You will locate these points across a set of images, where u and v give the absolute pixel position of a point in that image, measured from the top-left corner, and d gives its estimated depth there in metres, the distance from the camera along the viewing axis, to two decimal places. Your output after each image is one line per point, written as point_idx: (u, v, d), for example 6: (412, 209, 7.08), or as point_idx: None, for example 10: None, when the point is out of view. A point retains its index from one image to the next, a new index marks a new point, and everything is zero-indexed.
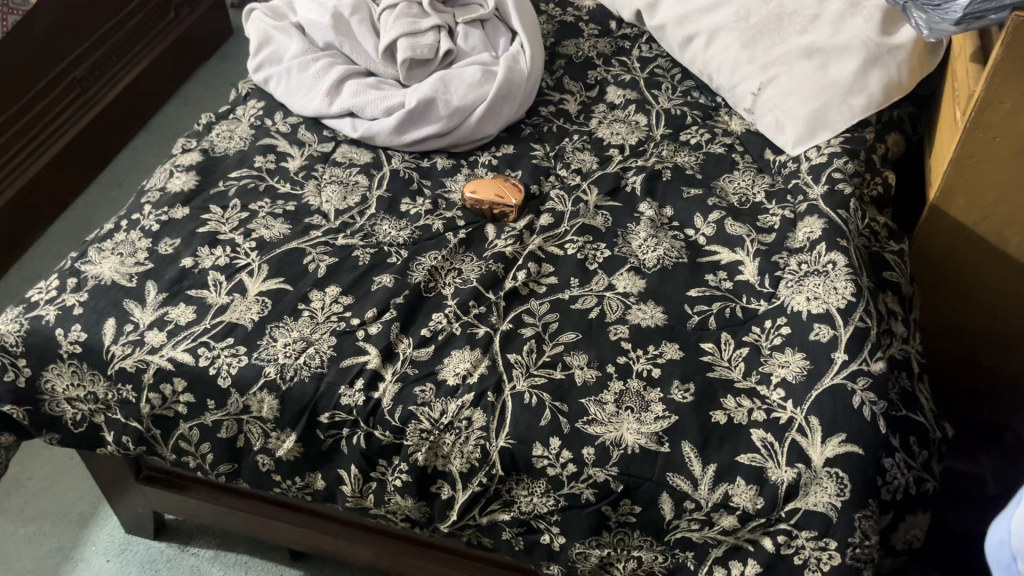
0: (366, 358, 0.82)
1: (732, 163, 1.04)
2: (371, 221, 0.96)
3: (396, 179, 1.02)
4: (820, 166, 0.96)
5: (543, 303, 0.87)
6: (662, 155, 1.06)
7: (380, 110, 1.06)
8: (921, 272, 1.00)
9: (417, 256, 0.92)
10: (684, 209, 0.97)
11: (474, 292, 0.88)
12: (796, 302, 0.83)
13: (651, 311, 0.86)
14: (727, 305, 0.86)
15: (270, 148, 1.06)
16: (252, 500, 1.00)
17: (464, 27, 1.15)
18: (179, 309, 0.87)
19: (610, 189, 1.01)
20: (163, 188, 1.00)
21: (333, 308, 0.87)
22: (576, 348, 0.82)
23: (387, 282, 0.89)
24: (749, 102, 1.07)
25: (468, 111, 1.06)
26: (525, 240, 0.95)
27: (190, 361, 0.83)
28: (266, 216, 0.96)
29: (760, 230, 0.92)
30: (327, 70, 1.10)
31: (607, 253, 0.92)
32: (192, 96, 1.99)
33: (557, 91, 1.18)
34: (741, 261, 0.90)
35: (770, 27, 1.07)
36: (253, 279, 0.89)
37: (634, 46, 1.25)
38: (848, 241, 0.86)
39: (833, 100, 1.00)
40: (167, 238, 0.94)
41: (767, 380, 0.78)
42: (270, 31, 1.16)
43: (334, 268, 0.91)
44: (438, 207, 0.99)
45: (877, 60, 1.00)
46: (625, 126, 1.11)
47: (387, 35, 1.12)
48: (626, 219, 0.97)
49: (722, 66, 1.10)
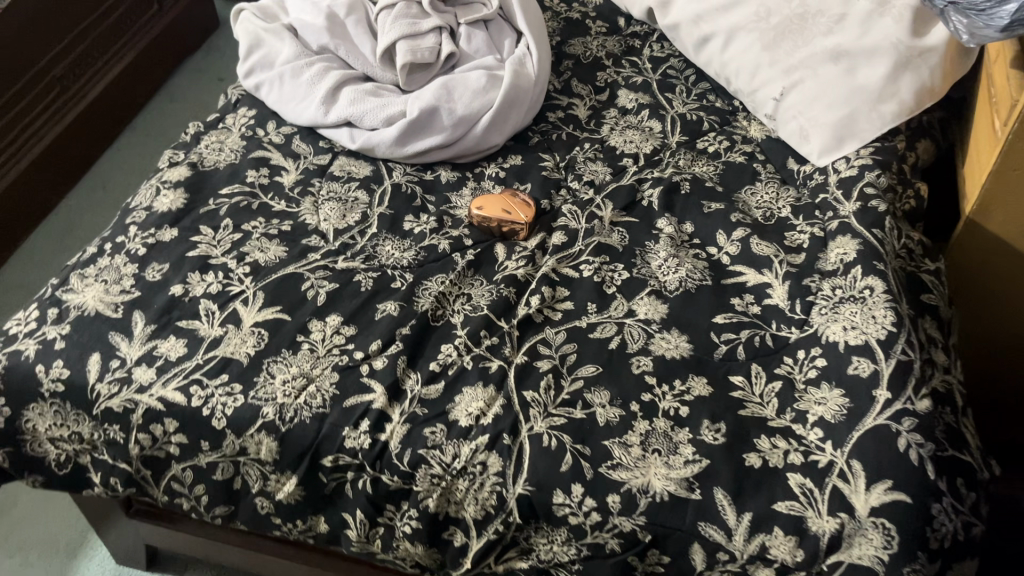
0: (371, 397, 0.76)
1: (754, 173, 0.98)
2: (373, 241, 0.90)
3: (398, 195, 0.96)
4: (850, 180, 0.90)
5: (559, 331, 0.81)
6: (679, 165, 1.00)
7: (380, 120, 0.99)
8: (956, 289, 0.95)
9: (423, 280, 0.86)
10: (706, 225, 0.92)
11: (485, 320, 0.82)
12: (831, 332, 0.78)
13: (675, 340, 0.80)
14: (756, 333, 0.80)
15: (263, 161, 1.00)
16: (255, 539, 0.93)
17: (466, 28, 1.09)
18: (168, 342, 0.81)
19: (625, 203, 0.95)
20: (149, 207, 0.94)
21: (334, 340, 0.81)
22: (597, 384, 0.76)
23: (392, 310, 0.83)
24: (771, 108, 1.01)
25: (473, 120, 0.99)
26: (537, 261, 0.89)
27: (183, 401, 0.78)
28: (261, 237, 0.90)
29: (788, 249, 0.87)
30: (322, 75, 1.04)
31: (625, 274, 0.87)
32: (178, 92, 1.91)
33: (566, 95, 1.12)
34: (769, 284, 0.84)
35: (792, 27, 1.01)
36: (248, 309, 0.83)
37: (645, 45, 1.19)
38: (885, 264, 0.80)
39: (862, 107, 0.94)
40: (154, 263, 0.87)
41: (803, 419, 0.73)
42: (260, 34, 1.09)
43: (334, 295, 0.85)
44: (444, 225, 0.93)
45: (908, 64, 0.94)
46: (639, 133, 1.05)
47: (384, 37, 1.05)
48: (643, 236, 0.91)
49: (742, 70, 1.04)
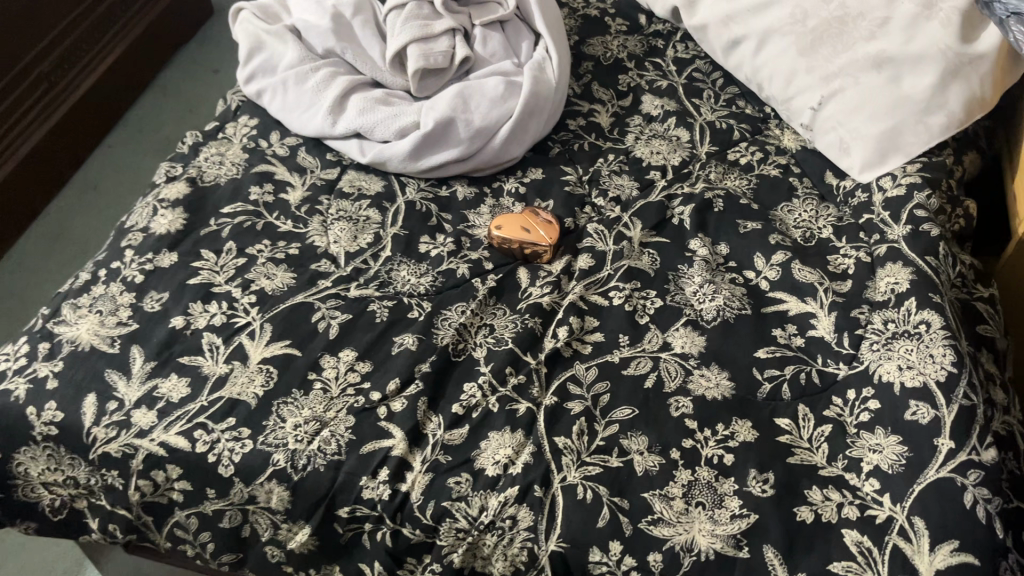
0: (390, 443, 0.71)
1: (790, 189, 0.92)
2: (388, 265, 0.85)
3: (413, 213, 0.90)
4: (898, 200, 0.84)
5: (590, 367, 0.76)
6: (710, 178, 0.94)
7: (391, 132, 0.93)
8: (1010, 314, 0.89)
9: (441, 310, 0.81)
10: (742, 247, 0.86)
11: (510, 356, 0.76)
12: (884, 371, 0.72)
13: (715, 378, 0.75)
14: (802, 369, 0.75)
15: (267, 176, 0.93)
16: None
17: (482, 30, 1.02)
18: (170, 382, 0.75)
19: (655, 221, 0.89)
20: (146, 227, 0.87)
21: (348, 378, 0.75)
22: (633, 428, 0.71)
23: (410, 344, 0.77)
24: (807, 117, 0.95)
25: (490, 132, 0.93)
26: (564, 287, 0.83)
27: (186, 446, 0.72)
28: (267, 262, 0.84)
29: (833, 275, 0.81)
30: (329, 82, 0.98)
31: (658, 302, 0.81)
32: (171, 86, 1.83)
33: (586, 100, 1.06)
34: (813, 314, 0.79)
35: (831, 30, 0.95)
36: (255, 343, 0.77)
37: (668, 45, 1.12)
38: (941, 296, 0.74)
39: (908, 119, 0.88)
40: (153, 292, 0.81)
41: (857, 468, 0.68)
42: (262, 36, 1.03)
43: (347, 326, 0.79)
44: (462, 248, 0.87)
45: (958, 72, 0.88)
46: (665, 143, 0.99)
47: (395, 40, 0.99)
48: (675, 258, 0.86)
49: (776, 76, 0.98)
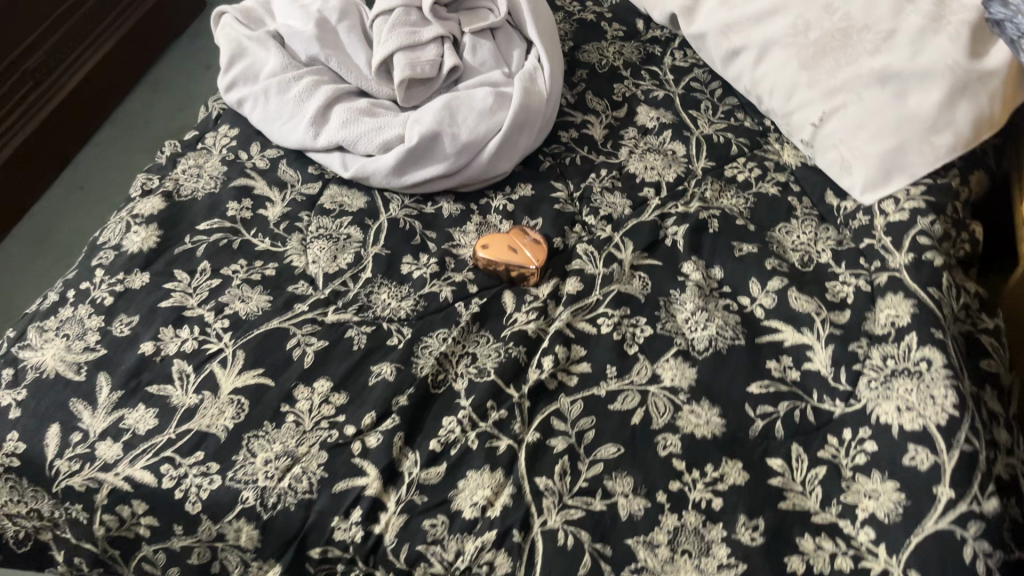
0: (364, 482, 0.68)
1: (789, 209, 0.89)
2: (367, 287, 0.81)
3: (395, 231, 0.87)
4: (900, 225, 0.80)
5: (575, 401, 0.73)
6: (706, 196, 0.91)
7: (375, 146, 0.90)
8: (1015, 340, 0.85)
9: (421, 337, 0.77)
10: (737, 271, 0.82)
11: (491, 388, 0.73)
12: (882, 411, 0.69)
13: (706, 415, 0.71)
14: (796, 406, 0.72)
15: (245, 191, 0.90)
16: None
17: (471, 38, 0.98)
18: (136, 413, 0.72)
19: (647, 242, 0.86)
20: (119, 245, 0.84)
21: (323, 411, 0.72)
22: (619, 468, 0.68)
23: (387, 374, 0.74)
24: (808, 134, 0.92)
25: (477, 147, 0.90)
26: (550, 313, 0.80)
27: (152, 481, 0.69)
28: (242, 283, 0.81)
29: (831, 304, 0.78)
30: (311, 91, 0.94)
31: (648, 331, 0.78)
32: (161, 81, 1.79)
33: (580, 110, 1.02)
34: (809, 346, 0.75)
35: (834, 43, 0.90)
36: (226, 372, 0.74)
37: (666, 53, 1.09)
38: (944, 331, 0.70)
39: (913, 138, 0.84)
40: (122, 315, 0.78)
41: (851, 515, 0.65)
42: (244, 42, 0.99)
43: (323, 354, 0.76)
44: (446, 269, 0.84)
45: (966, 90, 0.83)
46: (660, 158, 0.95)
47: (381, 48, 0.96)
48: (667, 283, 0.82)
49: (776, 89, 0.94)
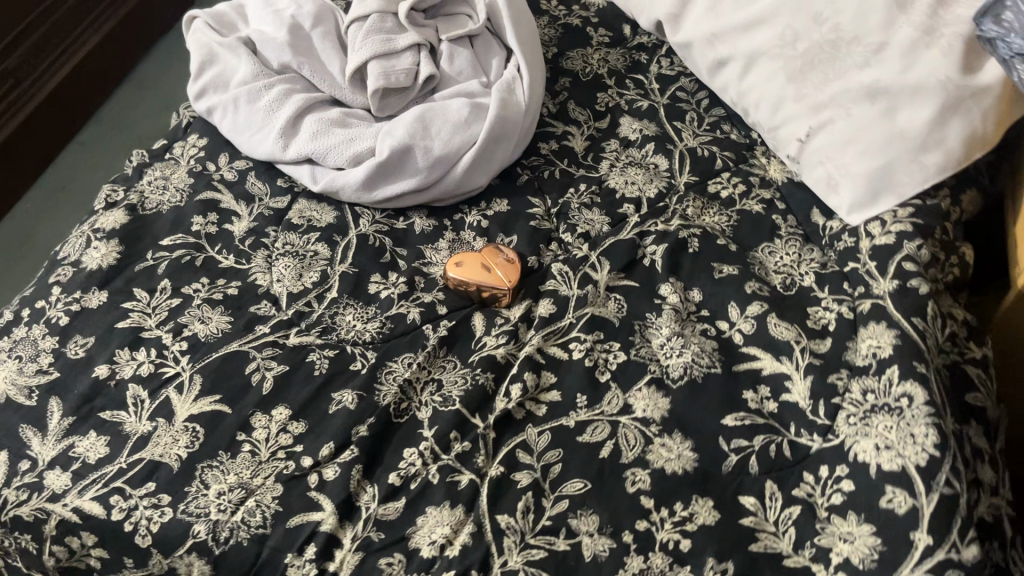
0: (319, 517, 0.65)
1: (773, 227, 0.86)
2: (332, 308, 0.79)
3: (365, 248, 0.84)
4: (886, 249, 0.77)
5: (542, 432, 0.70)
6: (688, 213, 0.88)
7: (345, 159, 0.87)
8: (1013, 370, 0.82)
9: (386, 361, 0.74)
10: (716, 294, 0.79)
11: (456, 418, 0.70)
12: (861, 449, 0.66)
13: (677, 448, 0.69)
14: (771, 440, 0.69)
15: (211, 205, 0.87)
16: None
17: (449, 46, 0.96)
18: (87, 441, 0.70)
19: (625, 262, 0.83)
20: (78, 261, 0.82)
21: (280, 441, 0.69)
22: (584, 506, 0.65)
23: (348, 402, 0.71)
24: (794, 149, 0.89)
25: (451, 161, 0.87)
26: (521, 337, 0.77)
27: (101, 513, 0.66)
28: (203, 303, 0.78)
29: (812, 332, 0.75)
30: (282, 100, 0.91)
31: (621, 357, 0.75)
32: (147, 79, 1.76)
33: (561, 121, 0.99)
34: (788, 376, 0.72)
35: (823, 55, 0.87)
36: (182, 398, 0.72)
37: (652, 61, 1.05)
38: (927, 365, 0.67)
39: (901, 157, 0.81)
40: (78, 336, 0.76)
41: (825, 558, 0.62)
42: (215, 48, 0.96)
43: (283, 380, 0.73)
44: (414, 289, 0.81)
45: (958, 107, 0.80)
46: (641, 172, 0.92)
47: (355, 56, 0.93)
48: (644, 306, 0.79)
49: (763, 101, 0.91)
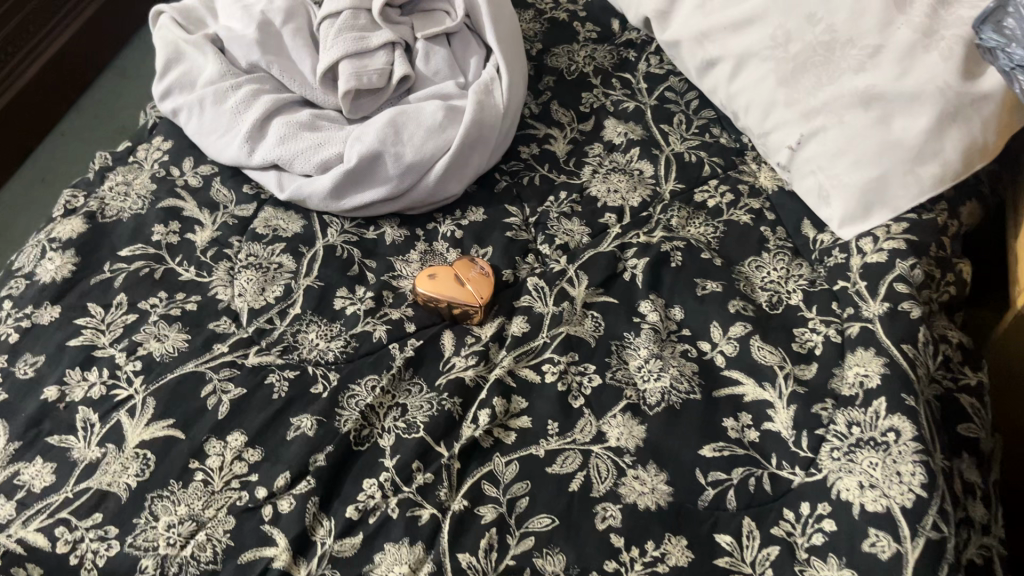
0: (271, 553, 0.62)
1: (761, 240, 0.82)
2: (295, 325, 0.75)
3: (332, 261, 0.80)
4: (878, 268, 0.73)
5: (510, 463, 0.66)
6: (672, 224, 0.84)
7: (312, 165, 0.83)
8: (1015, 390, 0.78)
9: (348, 384, 0.71)
10: (698, 313, 0.76)
11: (419, 448, 0.67)
12: (845, 487, 0.62)
13: (652, 482, 0.65)
14: (751, 473, 0.65)
15: (173, 213, 0.83)
16: None
17: (424, 44, 0.91)
18: (33, 468, 0.66)
19: (604, 277, 0.79)
20: (31, 274, 0.78)
21: (234, 469, 0.66)
22: (550, 544, 0.62)
23: (307, 428, 0.68)
24: (785, 157, 0.84)
25: (424, 167, 0.83)
26: (492, 358, 0.73)
27: (45, 546, 0.63)
28: (159, 320, 0.75)
29: (797, 356, 0.71)
30: (249, 102, 0.87)
31: (596, 380, 0.71)
32: (128, 67, 1.72)
33: (543, 123, 0.95)
34: (770, 404, 0.69)
35: (816, 57, 0.82)
36: (133, 423, 0.68)
37: (640, 58, 1.01)
38: (917, 398, 0.63)
39: (895, 169, 0.76)
40: (27, 355, 0.72)
41: None
42: (181, 45, 0.92)
43: (240, 404, 0.70)
44: (382, 305, 0.77)
45: (956, 115, 0.75)
46: (624, 179, 0.88)
47: (325, 55, 0.88)
48: (622, 324, 0.75)
49: (752, 105, 0.87)
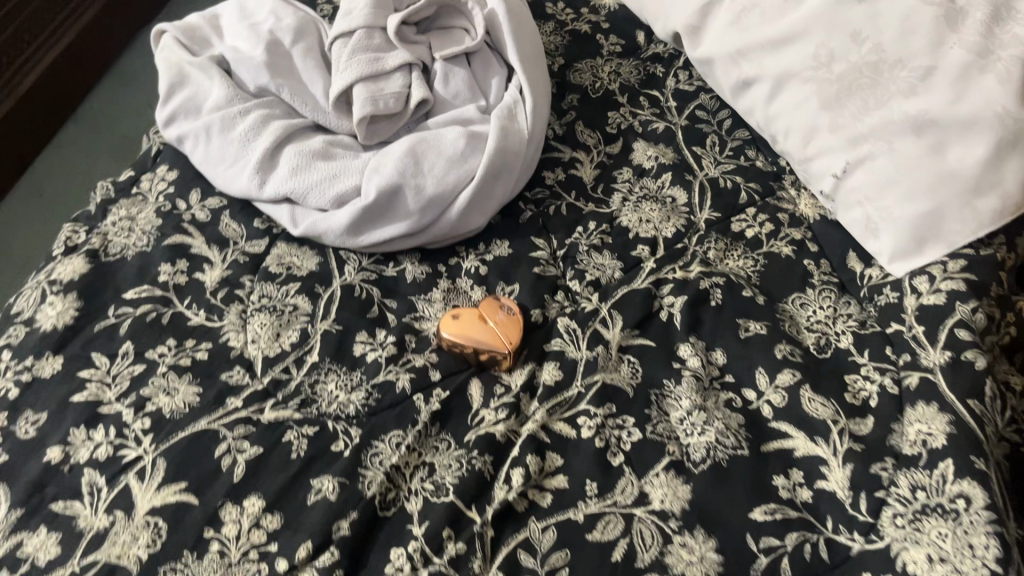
0: None
1: (804, 274, 0.77)
2: (312, 375, 0.71)
3: (350, 302, 0.76)
4: (935, 312, 0.68)
5: (547, 529, 0.62)
6: (709, 257, 0.79)
7: (328, 200, 0.78)
8: None
9: (371, 442, 0.67)
10: (741, 358, 0.71)
11: (449, 513, 0.62)
12: (911, 559, 0.57)
13: (700, 550, 0.61)
14: (805, 539, 0.61)
15: (181, 250, 0.79)
16: None
17: (442, 65, 0.86)
18: (37, 539, 0.61)
19: (639, 317, 0.74)
20: (31, 320, 0.73)
21: (252, 538, 0.62)
22: None
23: (329, 492, 0.64)
24: (829, 186, 0.80)
25: (446, 201, 0.78)
26: (524, 410, 0.69)
27: None
28: (168, 372, 0.70)
29: (851, 409, 0.66)
30: (259, 129, 0.82)
31: (636, 435, 0.67)
32: (128, 75, 1.66)
33: (568, 145, 0.90)
34: (823, 461, 0.64)
35: (863, 79, 0.77)
36: (143, 487, 0.63)
37: (668, 74, 0.96)
38: (986, 462, 0.58)
39: (951, 202, 0.71)
40: (28, 412, 0.68)
41: None
42: (185, 67, 0.87)
43: (257, 465, 0.65)
44: (404, 351, 0.73)
45: (1016, 144, 0.70)
46: (656, 207, 0.83)
47: (338, 78, 0.83)
48: (661, 370, 0.71)
49: (793, 129, 0.82)
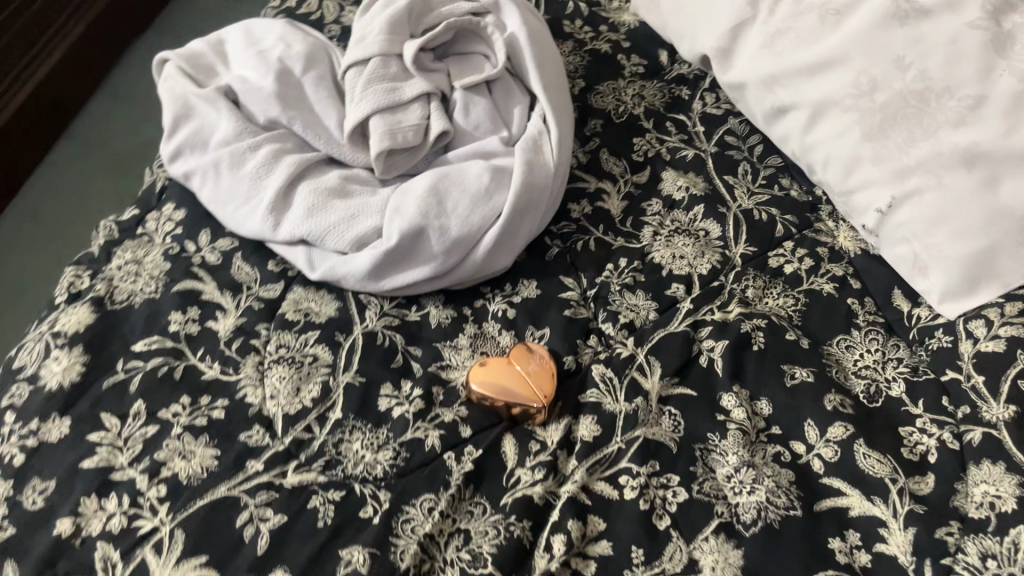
0: None
1: (849, 315, 0.73)
2: (336, 435, 0.67)
3: (373, 351, 0.72)
4: (995, 361, 0.65)
5: None
6: (748, 296, 0.75)
7: (347, 242, 0.74)
8: None
9: (401, 507, 0.63)
10: (789, 409, 0.67)
11: None
12: None
13: None
14: None
15: (192, 297, 0.75)
16: None
17: (462, 94, 0.82)
18: None
19: (679, 365, 0.70)
20: (35, 377, 0.69)
21: None
22: None
23: (359, 564, 0.60)
24: (872, 220, 0.76)
25: (471, 241, 0.74)
26: (561, 468, 0.65)
27: None
28: (183, 432, 0.66)
29: (909, 466, 0.63)
30: (271, 165, 0.77)
31: (681, 495, 0.63)
32: (124, 88, 1.60)
33: (593, 175, 0.86)
34: (883, 522, 0.60)
35: (908, 108, 0.73)
36: (160, 562, 0.59)
37: (695, 97, 0.92)
38: None
39: (1006, 240, 0.67)
40: (35, 481, 0.63)
41: None
42: (191, 100, 0.82)
43: (281, 535, 0.61)
44: (433, 404, 0.69)
45: None
46: (690, 242, 0.80)
47: (354, 109, 0.79)
48: (704, 423, 0.67)
49: (833, 160, 0.78)
